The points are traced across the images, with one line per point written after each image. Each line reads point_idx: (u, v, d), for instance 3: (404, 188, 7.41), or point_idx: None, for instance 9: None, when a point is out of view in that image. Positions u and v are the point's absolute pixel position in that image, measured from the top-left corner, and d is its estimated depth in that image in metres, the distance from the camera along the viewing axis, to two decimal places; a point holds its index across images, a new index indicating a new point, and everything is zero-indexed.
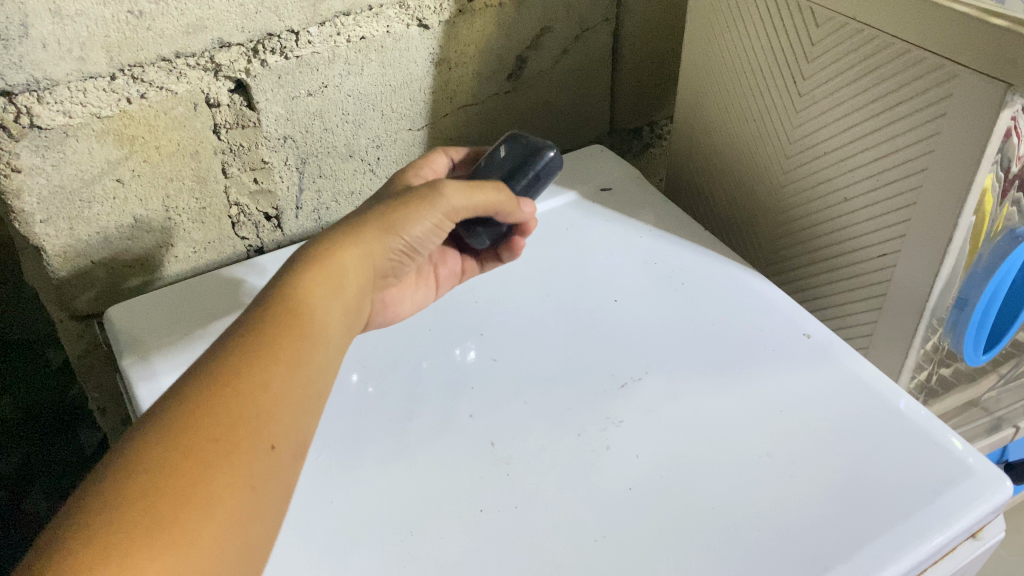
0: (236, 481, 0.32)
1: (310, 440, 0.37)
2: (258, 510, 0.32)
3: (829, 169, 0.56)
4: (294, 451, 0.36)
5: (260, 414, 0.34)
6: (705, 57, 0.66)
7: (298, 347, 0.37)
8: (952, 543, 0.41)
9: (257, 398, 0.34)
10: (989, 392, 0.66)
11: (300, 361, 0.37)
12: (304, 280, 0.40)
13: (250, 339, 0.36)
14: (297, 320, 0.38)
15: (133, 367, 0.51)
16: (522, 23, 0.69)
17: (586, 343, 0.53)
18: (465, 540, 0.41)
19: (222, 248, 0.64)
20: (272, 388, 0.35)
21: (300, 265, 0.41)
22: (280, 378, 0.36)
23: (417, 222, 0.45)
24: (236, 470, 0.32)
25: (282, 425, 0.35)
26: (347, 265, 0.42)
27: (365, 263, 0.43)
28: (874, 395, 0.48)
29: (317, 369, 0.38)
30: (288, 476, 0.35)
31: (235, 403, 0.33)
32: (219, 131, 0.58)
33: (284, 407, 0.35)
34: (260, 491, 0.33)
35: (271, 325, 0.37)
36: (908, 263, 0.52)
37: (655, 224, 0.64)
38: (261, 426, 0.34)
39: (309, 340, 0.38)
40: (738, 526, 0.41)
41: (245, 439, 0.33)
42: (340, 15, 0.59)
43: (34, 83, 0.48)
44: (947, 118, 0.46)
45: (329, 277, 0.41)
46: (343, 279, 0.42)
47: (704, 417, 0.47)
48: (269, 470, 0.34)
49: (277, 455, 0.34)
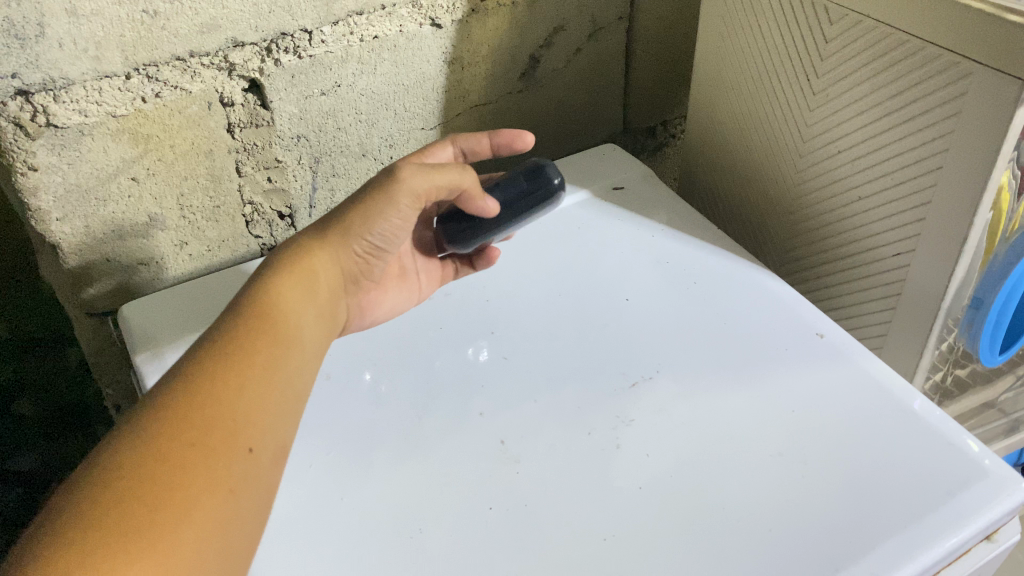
0: (216, 485, 0.32)
1: (291, 442, 0.38)
2: (238, 512, 0.33)
3: (843, 167, 0.56)
4: (272, 453, 0.36)
5: (237, 417, 0.34)
6: (719, 55, 0.65)
7: (275, 349, 0.38)
8: (967, 544, 0.41)
9: (234, 401, 0.35)
10: (1006, 393, 0.65)
11: (275, 369, 0.38)
12: (278, 287, 0.41)
13: (230, 343, 0.37)
14: (271, 321, 0.39)
15: (147, 365, 0.51)
16: (536, 22, 0.69)
17: (597, 342, 0.53)
18: (473, 537, 0.41)
19: (235, 246, 0.64)
20: (250, 392, 0.36)
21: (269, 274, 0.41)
22: (258, 381, 0.36)
23: (382, 220, 0.45)
24: (215, 473, 0.32)
25: (260, 428, 0.35)
26: (316, 271, 0.43)
27: (332, 268, 0.44)
28: (881, 395, 0.48)
29: (295, 373, 0.39)
30: (267, 478, 0.35)
31: (211, 407, 0.34)
32: (233, 130, 0.58)
33: (261, 409, 0.36)
34: (239, 495, 0.33)
35: (249, 329, 0.38)
36: (923, 262, 0.51)
37: (668, 223, 0.64)
38: (239, 429, 0.34)
39: (284, 342, 0.39)
40: (748, 527, 0.41)
41: (222, 442, 0.33)
42: (354, 14, 0.59)
43: (51, 82, 0.48)
44: (963, 115, 0.45)
45: (302, 286, 0.42)
46: (314, 283, 0.43)
47: (715, 416, 0.47)
48: (250, 472, 0.34)
49: (256, 457, 0.35)
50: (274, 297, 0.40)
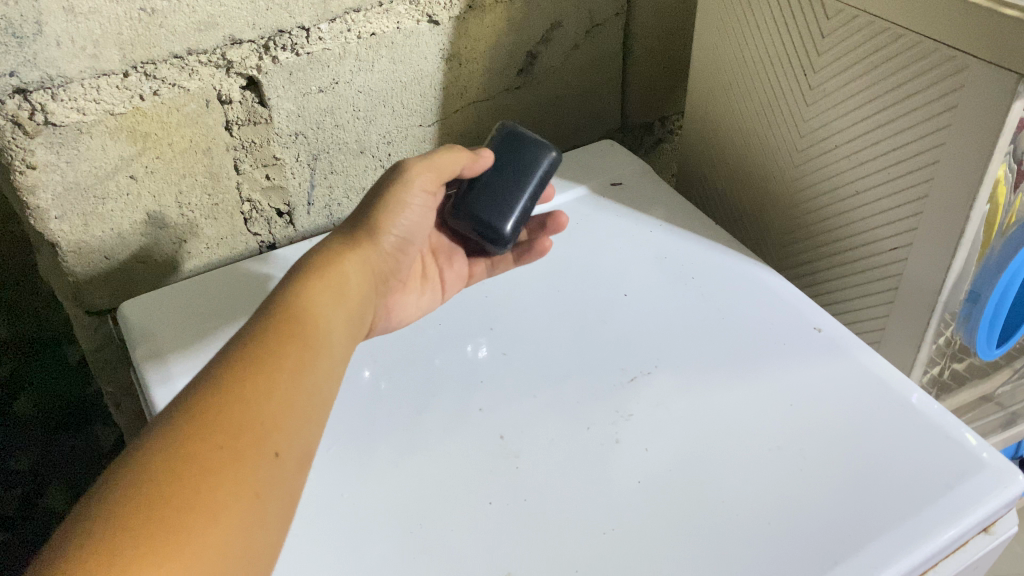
0: (240, 487, 0.32)
1: (314, 449, 0.37)
2: (262, 517, 0.32)
3: (839, 163, 0.56)
4: (297, 458, 0.36)
5: (263, 420, 0.34)
6: (715, 50, 0.65)
7: (302, 354, 0.38)
8: (964, 537, 0.41)
9: (261, 404, 0.35)
10: (1003, 386, 0.65)
11: (303, 373, 0.37)
12: (309, 288, 0.41)
13: (256, 347, 0.37)
14: (300, 327, 0.39)
15: (148, 362, 0.52)
16: (533, 19, 0.69)
17: (597, 336, 0.53)
18: (476, 532, 0.41)
19: (234, 244, 0.64)
20: (277, 396, 0.36)
21: (303, 276, 0.42)
22: (286, 384, 0.36)
23: (403, 212, 0.49)
24: (240, 475, 0.32)
25: (285, 432, 0.35)
26: (347, 270, 0.44)
27: (363, 268, 0.46)
28: (885, 387, 0.48)
29: (321, 377, 0.39)
30: (291, 483, 0.35)
31: (240, 411, 0.34)
32: (231, 128, 0.58)
33: (289, 414, 0.36)
34: (263, 499, 0.33)
35: (278, 332, 0.38)
36: (918, 256, 0.52)
37: (666, 218, 0.64)
38: (266, 433, 0.34)
39: (312, 347, 0.39)
40: (750, 521, 0.41)
41: (249, 447, 0.33)
42: (351, 11, 0.59)
43: (49, 80, 0.48)
44: (957, 111, 0.45)
45: (331, 284, 0.43)
46: (345, 285, 0.44)
47: (715, 409, 0.47)
48: (274, 476, 0.34)
49: (281, 462, 0.34)
50: (310, 299, 0.41)
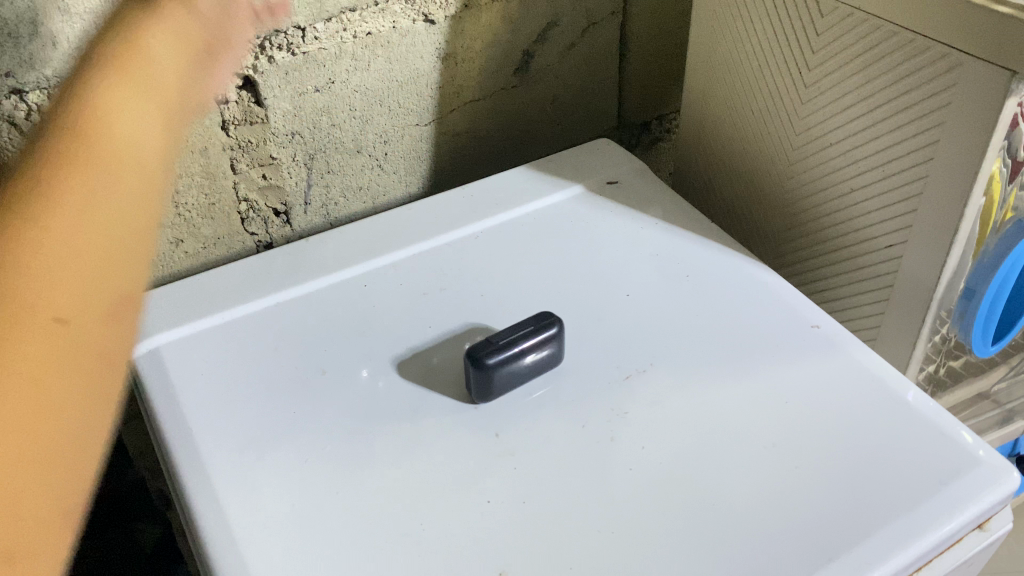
0: (16, 361, 0.26)
1: (132, 287, 0.32)
2: (48, 380, 0.27)
3: (834, 160, 0.56)
4: (97, 317, 0.30)
5: (49, 280, 0.28)
6: (710, 49, 0.65)
7: (95, 172, 0.31)
8: (959, 533, 0.41)
9: (48, 245, 0.28)
10: (999, 383, 0.65)
11: (95, 211, 0.31)
12: (104, 87, 0.34)
13: (35, 161, 0.30)
14: (87, 127, 0.32)
15: (144, 360, 0.52)
16: (529, 17, 0.69)
17: (593, 334, 0.53)
18: (471, 530, 0.41)
19: (231, 243, 0.65)
20: (66, 235, 0.29)
21: (104, 70, 0.34)
22: (72, 224, 0.29)
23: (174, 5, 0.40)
24: (15, 345, 0.26)
25: (72, 289, 0.29)
26: (145, 45, 0.37)
27: (169, 42, 0.39)
28: (880, 385, 0.48)
29: (120, 194, 0.32)
30: (96, 349, 0.30)
31: (19, 258, 0.27)
32: (228, 128, 0.59)
33: (75, 255, 0.29)
34: (47, 378, 0.27)
35: (54, 134, 0.31)
36: (914, 253, 0.52)
37: (663, 217, 0.64)
38: (39, 291, 0.28)
39: (109, 167, 0.32)
40: (746, 518, 0.41)
41: (17, 309, 0.27)
42: (346, 11, 0.59)
43: (45, 81, 0.48)
44: (951, 107, 0.46)
45: (132, 74, 0.35)
46: (149, 69, 0.37)
47: (711, 407, 0.47)
48: (59, 344, 0.28)
49: (70, 328, 0.28)
50: (103, 111, 0.33)
